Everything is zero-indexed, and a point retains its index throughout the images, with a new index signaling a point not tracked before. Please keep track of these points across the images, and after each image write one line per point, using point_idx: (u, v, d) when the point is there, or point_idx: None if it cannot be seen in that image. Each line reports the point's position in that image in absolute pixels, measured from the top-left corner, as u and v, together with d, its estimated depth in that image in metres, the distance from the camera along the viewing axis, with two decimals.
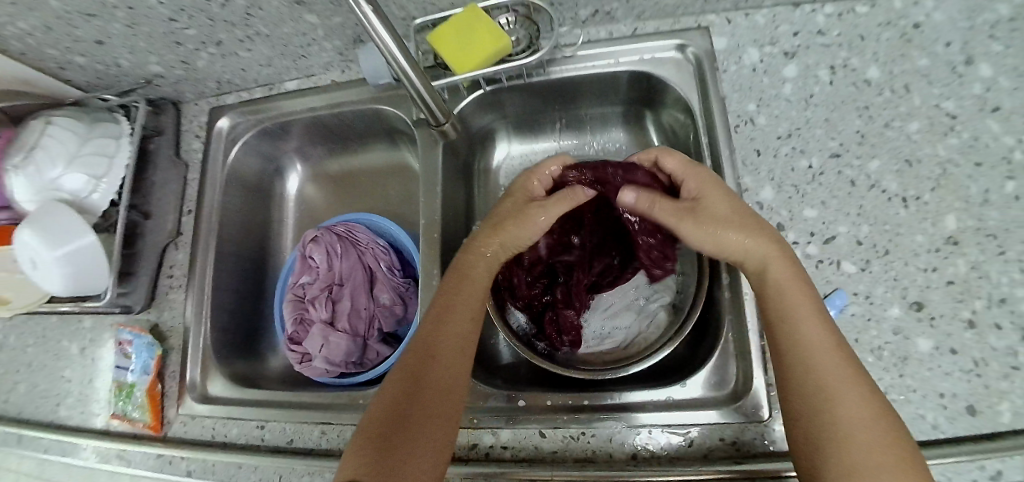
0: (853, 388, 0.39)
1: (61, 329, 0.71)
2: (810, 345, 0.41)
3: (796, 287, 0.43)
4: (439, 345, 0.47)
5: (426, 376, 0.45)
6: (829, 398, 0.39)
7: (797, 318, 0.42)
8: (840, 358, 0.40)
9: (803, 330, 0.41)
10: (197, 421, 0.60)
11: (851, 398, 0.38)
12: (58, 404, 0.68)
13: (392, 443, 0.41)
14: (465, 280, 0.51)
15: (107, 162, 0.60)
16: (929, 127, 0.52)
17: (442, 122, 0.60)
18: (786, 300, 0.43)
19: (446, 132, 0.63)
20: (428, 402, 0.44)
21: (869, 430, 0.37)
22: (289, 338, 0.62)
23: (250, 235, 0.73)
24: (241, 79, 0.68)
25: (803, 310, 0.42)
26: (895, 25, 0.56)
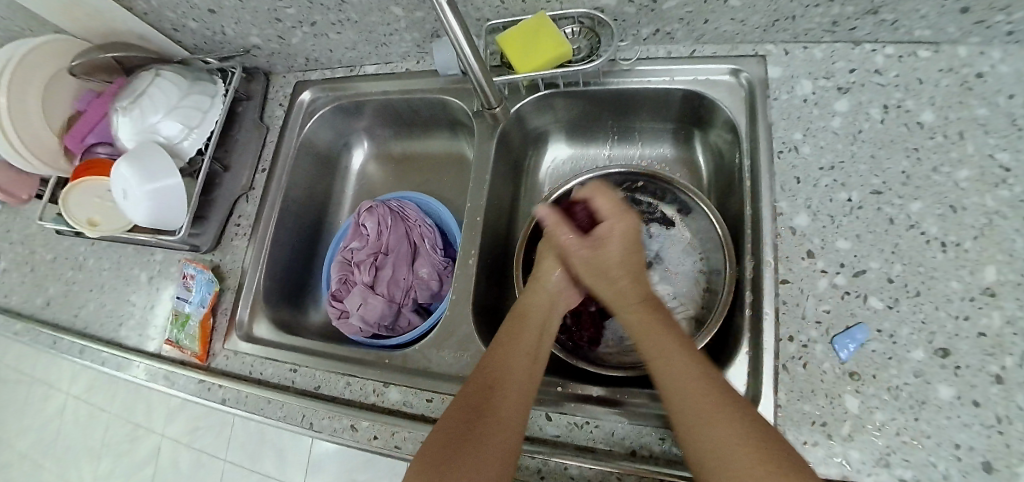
0: (716, 414, 0.42)
1: (135, 258, 0.80)
2: (671, 379, 0.46)
3: (663, 332, 0.50)
4: (513, 352, 0.51)
5: (501, 380, 0.48)
6: (700, 425, 0.42)
7: (661, 357, 0.48)
8: (706, 389, 0.44)
9: (666, 369, 0.46)
10: (238, 357, 0.66)
11: (716, 422, 0.42)
12: (121, 324, 0.77)
13: (468, 437, 0.44)
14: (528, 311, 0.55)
15: (200, 115, 0.69)
16: (980, 176, 0.52)
17: (493, 106, 0.65)
18: (654, 342, 0.49)
19: (497, 117, 0.67)
20: (502, 402, 0.47)
21: (745, 451, 0.40)
22: (333, 295, 0.68)
23: (311, 199, 0.79)
24: (326, 59, 0.75)
25: (667, 348, 0.48)
26: (958, 73, 0.56)
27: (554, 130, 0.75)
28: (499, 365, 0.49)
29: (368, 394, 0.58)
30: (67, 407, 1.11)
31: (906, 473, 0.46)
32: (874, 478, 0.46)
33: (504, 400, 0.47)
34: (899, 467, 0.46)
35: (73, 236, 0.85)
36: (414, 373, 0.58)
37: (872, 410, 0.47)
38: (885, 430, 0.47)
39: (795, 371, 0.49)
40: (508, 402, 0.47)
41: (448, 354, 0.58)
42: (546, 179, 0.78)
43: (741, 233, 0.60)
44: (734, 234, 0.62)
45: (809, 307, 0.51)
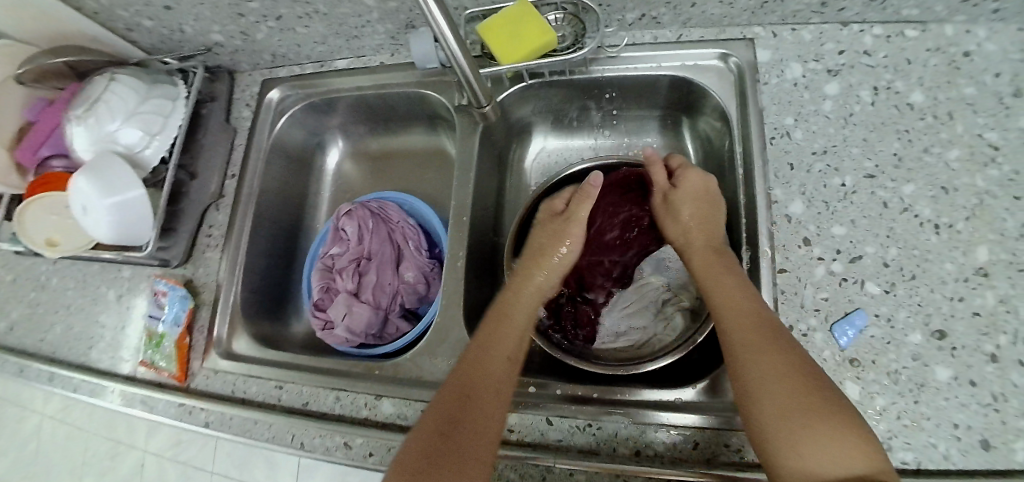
0: (776, 353, 0.41)
1: (101, 275, 0.75)
2: (734, 317, 0.45)
3: (727, 275, 0.49)
4: (495, 346, 0.49)
5: (484, 372, 0.46)
6: (754, 358, 0.42)
7: (728, 293, 0.47)
8: (766, 329, 0.43)
9: (728, 308, 0.46)
10: (219, 376, 0.63)
11: (772, 359, 0.41)
12: (90, 347, 0.72)
13: (452, 435, 0.41)
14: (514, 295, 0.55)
15: (162, 121, 0.64)
16: (970, 157, 0.52)
17: (484, 105, 0.61)
18: (720, 284, 0.49)
19: (487, 116, 0.64)
20: (483, 397, 0.44)
21: (792, 390, 0.39)
22: (315, 305, 0.65)
23: (286, 204, 0.75)
24: (295, 54, 0.70)
25: (732, 291, 0.47)
26: (944, 52, 0.55)
27: (539, 121, 0.72)
28: (482, 358, 0.48)
29: (360, 408, 0.56)
30: (42, 433, 1.06)
31: (908, 456, 0.46)
32: None
33: (488, 395, 0.45)
34: (901, 451, 0.46)
35: (30, 255, 0.79)
36: (406, 384, 0.56)
37: (873, 395, 0.47)
38: (886, 415, 0.47)
39: None
40: (490, 397, 0.45)
41: (441, 362, 0.56)
42: (532, 172, 0.74)
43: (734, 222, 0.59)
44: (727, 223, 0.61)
45: (808, 296, 0.50)
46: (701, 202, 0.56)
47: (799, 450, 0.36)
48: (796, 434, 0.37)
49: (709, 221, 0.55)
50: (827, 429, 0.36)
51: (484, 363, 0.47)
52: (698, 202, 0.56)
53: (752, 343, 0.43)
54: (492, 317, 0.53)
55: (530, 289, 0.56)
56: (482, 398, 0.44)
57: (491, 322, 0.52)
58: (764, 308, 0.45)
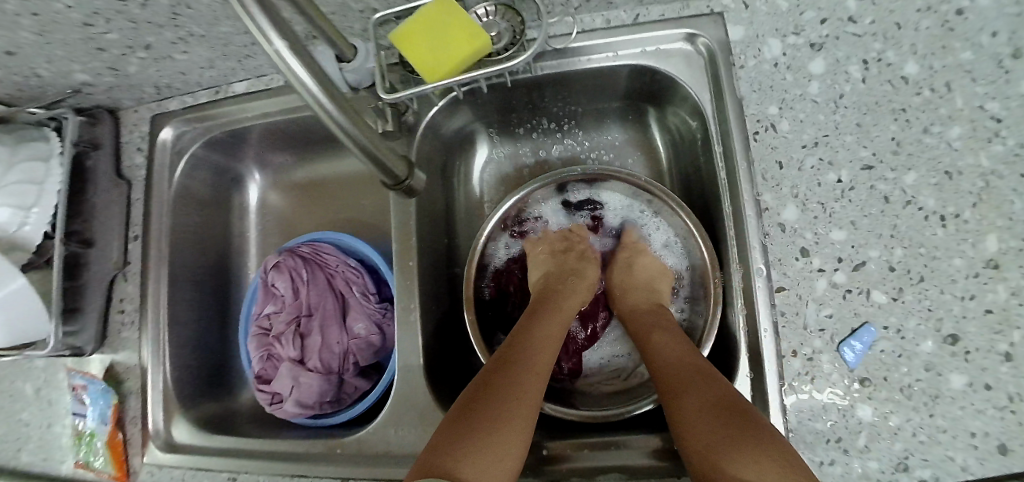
0: (693, 389, 0.40)
1: (10, 368, 0.64)
2: (663, 369, 0.44)
3: (661, 332, 0.48)
4: (527, 350, 0.45)
5: (513, 373, 0.42)
6: (679, 401, 0.40)
7: (666, 347, 0.46)
8: (689, 372, 0.42)
9: (659, 361, 0.45)
10: (164, 472, 0.54)
11: (692, 397, 0.39)
12: (18, 450, 0.62)
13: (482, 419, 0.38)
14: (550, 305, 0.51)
15: (37, 190, 0.53)
16: (972, 133, 0.46)
17: (402, 180, 0.43)
18: (659, 335, 0.48)
19: (413, 188, 0.48)
20: (514, 397, 0.40)
21: (714, 421, 0.37)
22: (258, 377, 0.56)
23: (208, 257, 0.65)
24: (181, 83, 0.59)
25: (664, 342, 0.47)
26: (935, 12, 0.49)
27: (489, 126, 0.63)
28: (512, 359, 0.44)
29: None
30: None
31: (926, 474, 0.42)
32: None
33: (520, 396, 0.40)
34: (918, 469, 0.42)
35: None
36: (374, 462, 0.49)
37: (888, 415, 0.43)
38: (901, 434, 0.43)
39: (805, 390, 0.44)
40: (522, 403, 0.40)
41: (410, 434, 0.49)
42: (486, 186, 0.65)
43: (718, 227, 0.53)
44: (711, 228, 0.55)
45: (810, 315, 0.45)
46: (642, 266, 0.56)
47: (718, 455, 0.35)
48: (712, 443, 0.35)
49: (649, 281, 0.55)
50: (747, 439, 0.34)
51: (513, 363, 0.43)
52: (641, 269, 0.56)
53: (683, 368, 0.43)
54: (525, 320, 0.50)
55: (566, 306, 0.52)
56: (512, 399, 0.40)
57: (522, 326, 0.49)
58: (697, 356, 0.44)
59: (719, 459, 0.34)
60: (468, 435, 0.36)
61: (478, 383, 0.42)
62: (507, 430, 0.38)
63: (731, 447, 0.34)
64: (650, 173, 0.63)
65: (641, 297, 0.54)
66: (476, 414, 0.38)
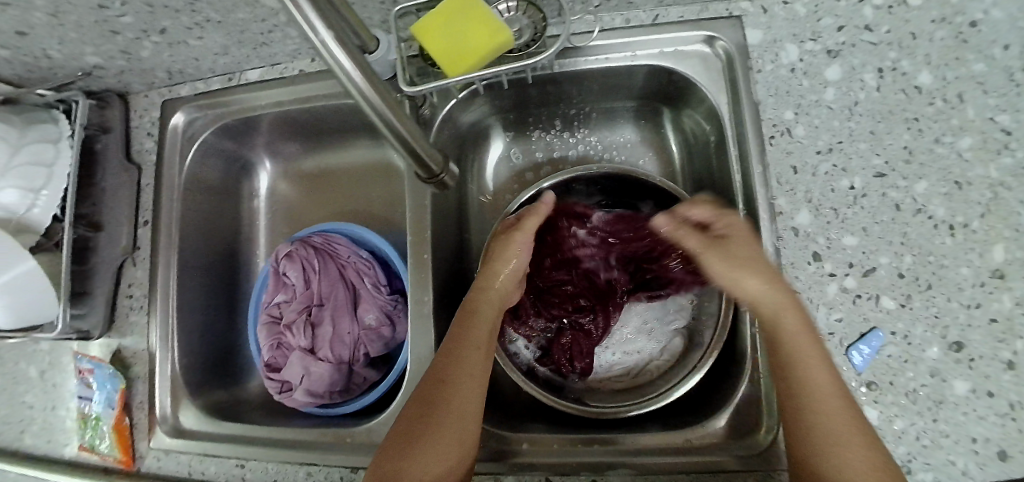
0: (862, 442, 0.35)
1: (16, 350, 0.64)
2: (819, 410, 0.36)
3: (810, 341, 0.39)
4: (467, 342, 0.45)
5: (455, 373, 0.42)
6: (840, 455, 0.35)
7: (811, 372, 0.38)
8: (848, 418, 0.36)
9: (805, 392, 0.37)
10: (172, 456, 0.55)
11: (852, 454, 0.34)
12: (21, 432, 0.62)
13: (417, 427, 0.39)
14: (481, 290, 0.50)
15: (46, 172, 0.53)
16: (982, 144, 0.46)
17: (436, 174, 0.44)
18: (794, 348, 0.39)
19: (445, 184, 0.50)
20: (454, 399, 0.41)
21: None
22: (267, 366, 0.56)
23: (218, 245, 0.65)
24: (194, 68, 0.59)
25: (811, 369, 0.38)
26: (950, 23, 0.49)
27: (503, 121, 0.63)
28: (453, 354, 0.44)
29: None
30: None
31: (928, 477, 0.43)
32: None
33: (458, 397, 0.41)
34: (920, 472, 0.43)
35: None
36: None
37: (892, 418, 0.44)
38: (905, 437, 0.44)
39: None
40: (462, 405, 0.41)
41: None
42: (498, 181, 0.65)
43: None
44: None
45: (820, 318, 0.46)
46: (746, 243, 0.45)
47: None
48: None
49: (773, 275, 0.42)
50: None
51: (454, 361, 0.43)
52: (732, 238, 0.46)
53: (835, 406, 0.36)
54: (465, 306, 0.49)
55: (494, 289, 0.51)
56: (453, 403, 0.41)
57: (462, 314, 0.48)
58: (842, 392, 0.37)
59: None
60: (405, 456, 0.37)
61: (418, 388, 0.42)
62: (447, 435, 0.39)
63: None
64: (662, 172, 0.63)
65: (758, 289, 0.42)
66: (415, 426, 0.39)
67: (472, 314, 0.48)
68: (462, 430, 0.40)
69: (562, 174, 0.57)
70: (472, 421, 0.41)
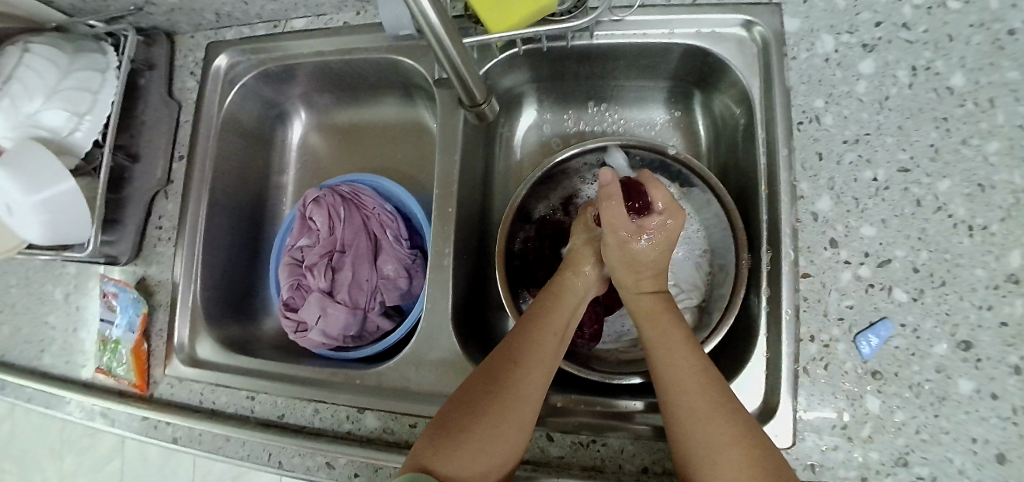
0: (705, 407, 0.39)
1: (44, 271, 0.66)
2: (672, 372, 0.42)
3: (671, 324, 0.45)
4: (540, 340, 0.45)
5: (518, 370, 0.43)
6: (680, 407, 0.40)
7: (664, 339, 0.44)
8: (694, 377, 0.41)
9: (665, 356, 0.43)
10: (185, 385, 0.57)
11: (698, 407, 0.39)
12: (41, 351, 0.65)
13: (480, 414, 0.40)
14: (561, 297, 0.49)
15: (91, 98, 0.54)
16: (1009, 150, 0.47)
17: (479, 102, 0.50)
18: (649, 323, 0.47)
19: (482, 115, 0.54)
20: (511, 401, 0.41)
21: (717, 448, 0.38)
22: (285, 305, 0.58)
23: (249, 188, 0.67)
24: (242, 12, 0.60)
25: (674, 347, 0.43)
26: (988, 28, 0.49)
27: (536, 90, 0.64)
28: (524, 352, 0.44)
29: (342, 421, 0.52)
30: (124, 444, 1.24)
31: (924, 471, 0.43)
32: (893, 478, 0.43)
33: (518, 402, 0.41)
34: (917, 466, 0.43)
35: None
36: (390, 396, 0.51)
37: (893, 410, 0.44)
38: (904, 429, 0.44)
39: (816, 374, 0.46)
40: (519, 407, 0.41)
41: (429, 372, 0.51)
42: (525, 151, 0.67)
43: (751, 212, 0.54)
44: (743, 214, 0.56)
45: (831, 302, 0.46)
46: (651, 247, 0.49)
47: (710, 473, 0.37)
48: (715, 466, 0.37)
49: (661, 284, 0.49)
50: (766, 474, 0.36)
51: (527, 352, 0.44)
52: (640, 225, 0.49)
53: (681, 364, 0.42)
54: (541, 300, 0.49)
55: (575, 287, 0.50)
56: (512, 406, 0.41)
57: (538, 307, 0.48)
58: (709, 372, 0.41)
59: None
60: (459, 446, 0.39)
61: (479, 378, 0.43)
62: (500, 437, 0.40)
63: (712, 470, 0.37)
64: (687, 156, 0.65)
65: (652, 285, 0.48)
66: (474, 414, 0.41)
67: (548, 305, 0.48)
68: (514, 438, 0.41)
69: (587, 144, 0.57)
70: (523, 429, 0.41)
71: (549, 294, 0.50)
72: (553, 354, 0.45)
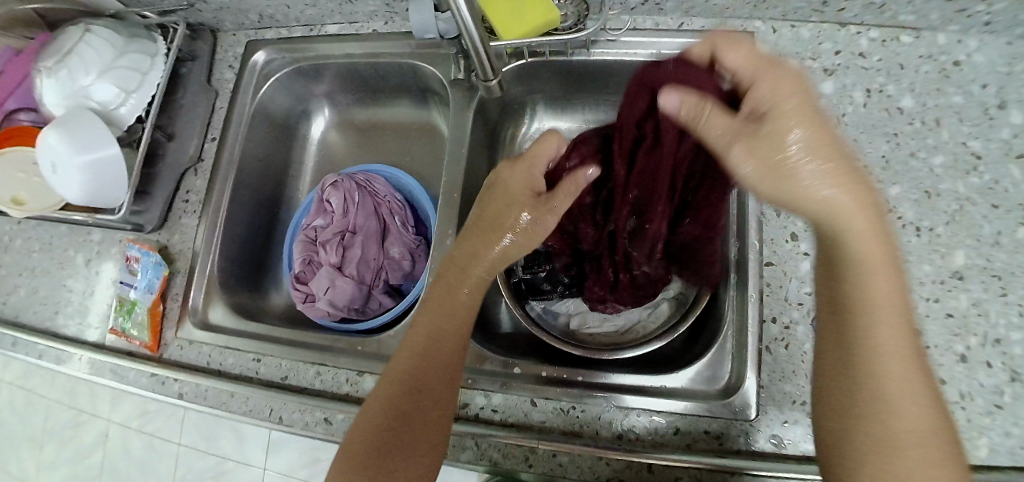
0: (906, 363, 0.34)
1: (69, 237, 0.71)
2: (876, 308, 0.35)
3: (875, 256, 0.35)
4: (439, 335, 0.47)
5: (414, 388, 0.45)
6: (888, 384, 0.34)
7: (859, 284, 0.36)
8: (897, 322, 0.35)
9: (878, 296, 0.35)
10: (194, 347, 0.61)
11: (900, 371, 0.34)
12: (58, 312, 0.69)
13: (393, 426, 0.44)
14: (461, 277, 0.49)
15: (140, 78, 0.61)
16: (953, 163, 0.53)
17: (491, 78, 0.59)
18: (861, 256, 0.35)
19: (491, 90, 0.61)
20: (423, 405, 0.45)
21: (929, 440, 0.32)
22: (295, 277, 0.63)
23: (269, 174, 0.73)
24: (282, 15, 0.68)
25: (882, 267, 0.35)
26: (936, 60, 0.57)
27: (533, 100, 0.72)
28: (427, 364, 0.46)
29: (341, 384, 0.55)
30: (109, 435, 1.25)
31: None
32: None
33: (430, 409, 0.45)
34: None
35: None
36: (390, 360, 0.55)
37: None
38: None
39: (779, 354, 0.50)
40: (427, 417, 0.44)
41: None
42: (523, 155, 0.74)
43: None
44: None
45: (792, 289, 0.51)
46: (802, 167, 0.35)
47: (881, 465, 0.33)
48: (898, 443, 0.33)
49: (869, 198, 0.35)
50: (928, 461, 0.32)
51: (427, 356, 0.46)
52: (726, 140, 0.36)
53: (893, 309, 0.35)
54: (436, 297, 0.49)
55: (476, 266, 0.49)
56: (423, 409, 0.44)
57: (437, 304, 0.49)
58: (909, 320, 0.35)
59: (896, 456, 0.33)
60: (381, 460, 0.43)
61: (391, 391, 0.46)
62: (421, 440, 0.44)
63: (913, 459, 0.32)
64: None
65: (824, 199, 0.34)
66: (388, 429, 0.44)
67: (447, 298, 0.49)
68: (435, 435, 0.44)
69: None
70: (441, 423, 0.45)
71: (443, 285, 0.50)
72: (454, 349, 0.47)
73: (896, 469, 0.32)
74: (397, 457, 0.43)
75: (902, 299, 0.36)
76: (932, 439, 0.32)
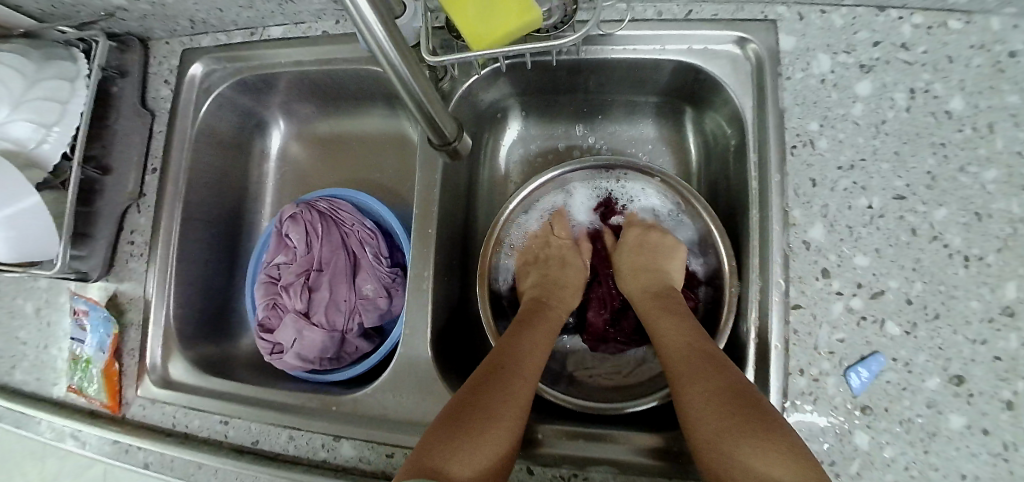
0: (702, 372, 0.42)
1: (14, 284, 0.64)
2: (673, 346, 0.47)
3: (671, 315, 0.51)
4: (524, 342, 0.49)
5: (500, 379, 0.44)
6: (694, 396, 0.41)
7: (660, 333, 0.50)
8: (691, 344, 0.46)
9: (669, 339, 0.48)
10: (157, 406, 0.56)
11: (704, 374, 0.42)
12: (12, 366, 0.62)
13: (477, 405, 0.41)
14: (545, 307, 0.55)
15: (58, 108, 0.52)
16: (1009, 177, 0.45)
17: (451, 141, 0.45)
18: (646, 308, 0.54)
19: (457, 154, 0.50)
20: (510, 400, 0.42)
21: (733, 412, 0.38)
22: (260, 325, 0.57)
23: (224, 201, 0.65)
24: (217, 19, 0.58)
25: (665, 317, 0.51)
26: (989, 49, 0.47)
27: (516, 104, 0.64)
28: (507, 360, 0.46)
29: (317, 449, 0.50)
30: None
31: None
32: None
33: (515, 400, 0.43)
34: None
35: None
36: (368, 423, 0.49)
37: (882, 445, 0.43)
38: (893, 465, 0.43)
39: (805, 409, 0.44)
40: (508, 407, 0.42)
41: (407, 400, 0.50)
42: (507, 166, 0.67)
43: (741, 236, 0.53)
44: (732, 237, 0.56)
45: (822, 336, 0.45)
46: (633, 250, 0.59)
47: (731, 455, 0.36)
48: (723, 429, 0.38)
49: (643, 255, 0.58)
50: (756, 433, 0.36)
51: (513, 358, 0.46)
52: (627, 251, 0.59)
53: (682, 337, 0.47)
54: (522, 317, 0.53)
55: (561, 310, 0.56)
56: (510, 398, 0.42)
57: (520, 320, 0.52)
58: (700, 338, 0.47)
59: (730, 442, 0.37)
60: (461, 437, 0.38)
61: (476, 378, 0.44)
62: (504, 427, 0.40)
63: (740, 438, 0.37)
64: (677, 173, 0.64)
65: (645, 280, 0.56)
66: (473, 410, 0.40)
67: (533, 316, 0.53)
68: (511, 426, 0.41)
69: (559, 168, 0.57)
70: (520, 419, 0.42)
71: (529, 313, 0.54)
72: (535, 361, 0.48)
73: (736, 455, 0.36)
74: (482, 441, 0.38)
75: (691, 328, 0.48)
76: (735, 434, 0.37)
